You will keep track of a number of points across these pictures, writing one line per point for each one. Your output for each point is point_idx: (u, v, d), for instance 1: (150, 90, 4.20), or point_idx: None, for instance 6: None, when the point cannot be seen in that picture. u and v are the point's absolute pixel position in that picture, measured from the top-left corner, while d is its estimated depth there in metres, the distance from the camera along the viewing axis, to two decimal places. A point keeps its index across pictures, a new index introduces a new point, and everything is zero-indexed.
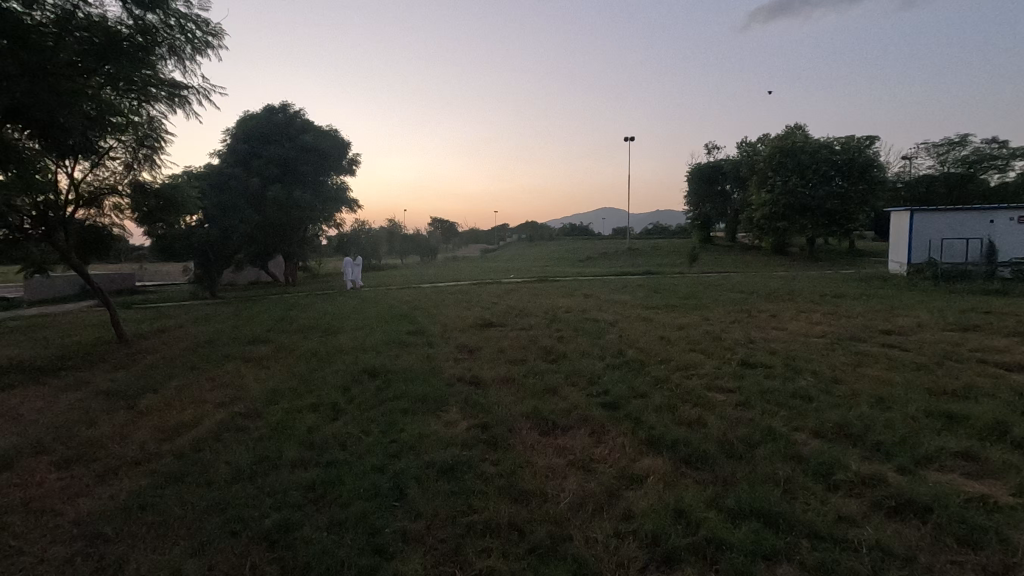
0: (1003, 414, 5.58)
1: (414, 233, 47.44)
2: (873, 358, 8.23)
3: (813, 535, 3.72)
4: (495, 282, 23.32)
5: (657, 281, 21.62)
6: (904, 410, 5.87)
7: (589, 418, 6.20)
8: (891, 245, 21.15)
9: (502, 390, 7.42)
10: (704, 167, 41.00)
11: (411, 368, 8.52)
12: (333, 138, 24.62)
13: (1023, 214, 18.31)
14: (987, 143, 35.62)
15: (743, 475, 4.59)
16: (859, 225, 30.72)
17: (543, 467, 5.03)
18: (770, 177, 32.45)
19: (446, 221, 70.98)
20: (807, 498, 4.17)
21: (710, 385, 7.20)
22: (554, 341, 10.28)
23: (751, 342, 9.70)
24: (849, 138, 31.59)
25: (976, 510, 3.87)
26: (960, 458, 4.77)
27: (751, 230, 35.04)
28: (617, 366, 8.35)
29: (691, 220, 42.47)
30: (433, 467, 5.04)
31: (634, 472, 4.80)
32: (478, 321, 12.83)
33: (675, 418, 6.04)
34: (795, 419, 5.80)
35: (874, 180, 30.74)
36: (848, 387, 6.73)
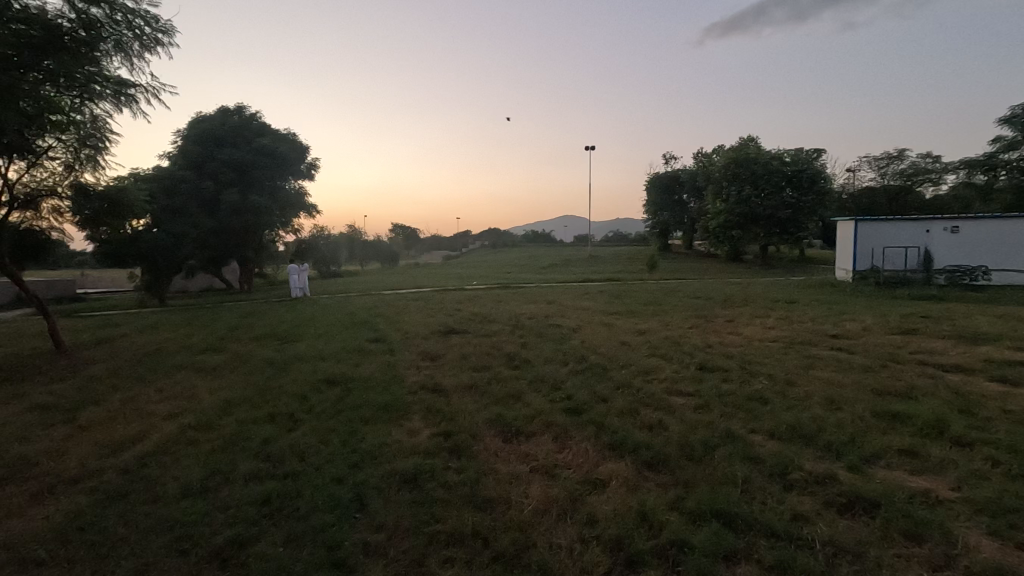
0: (942, 413, 5.89)
1: (375, 240, 46.83)
2: (823, 361, 8.58)
3: (770, 533, 3.81)
4: (459, 289, 23.20)
5: (619, 288, 21.97)
6: (852, 410, 6.14)
7: (553, 424, 6.21)
8: (838, 253, 22.18)
9: (465, 397, 7.36)
10: (662, 176, 42.18)
11: (373, 376, 8.35)
12: (292, 142, 24.31)
13: (955, 224, 19.45)
14: (923, 157, 38.52)
15: (702, 476, 4.68)
16: (809, 233, 32.00)
17: (506, 474, 5.00)
18: (726, 187, 33.56)
19: (408, 229, 70.50)
20: (764, 498, 4.27)
21: (671, 389, 7.34)
22: (518, 348, 10.27)
23: (709, 347, 9.95)
24: (798, 150, 33.04)
25: (919, 505, 4.05)
26: (904, 455, 4.99)
27: (707, 238, 36.05)
28: (580, 372, 8.42)
29: (650, 228, 43.44)
30: (394, 476, 4.94)
31: (597, 476, 4.84)
32: (441, 328, 12.72)
33: (637, 422, 6.12)
34: (751, 421, 5.98)
35: (821, 191, 32.22)
36: (800, 390, 6.98)
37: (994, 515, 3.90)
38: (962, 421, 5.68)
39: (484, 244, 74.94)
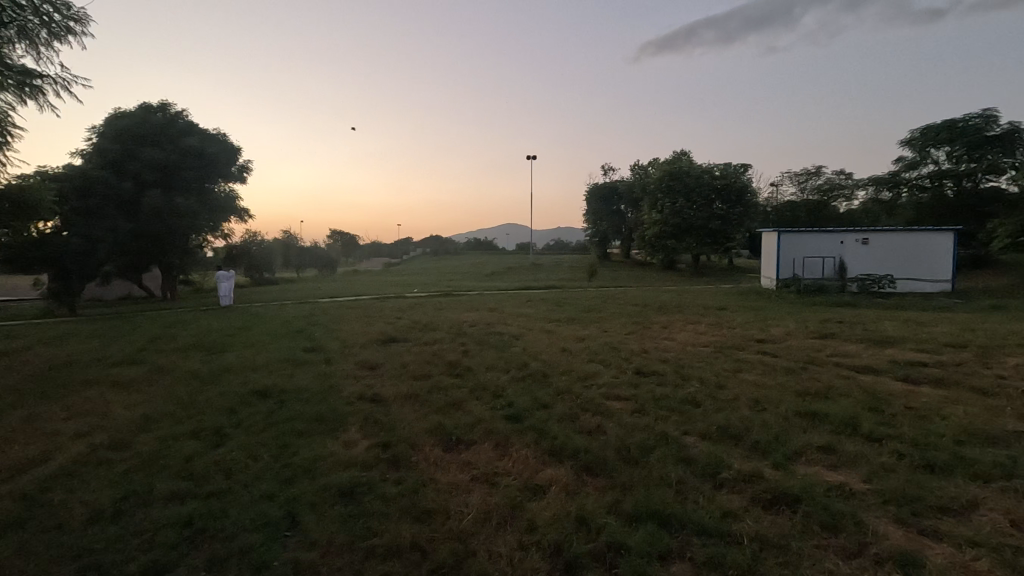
0: (855, 411, 6.33)
1: (312, 246, 45.37)
2: (750, 364, 9.05)
3: (701, 531, 3.94)
4: (400, 297, 22.81)
5: (560, 295, 22.34)
6: (776, 411, 6.49)
7: (494, 432, 6.18)
8: (763, 262, 23.52)
9: (405, 406, 7.22)
10: (601, 188, 43.43)
11: (307, 387, 8.03)
12: (222, 143, 23.37)
13: (865, 236, 21.08)
14: (838, 174, 42.36)
15: (637, 479, 4.80)
16: (737, 244, 33.79)
17: (446, 484, 4.94)
18: (660, 199, 34.96)
19: (346, 235, 68.90)
20: (696, 497, 4.43)
21: (609, 393, 7.51)
22: (459, 356, 10.21)
23: (646, 352, 10.27)
24: (727, 165, 34.94)
25: (835, 498, 4.32)
26: (822, 451, 5.33)
27: (643, 247, 37.30)
28: (521, 379, 8.45)
29: (590, 237, 44.49)
30: (329, 490, 4.76)
31: (537, 483, 4.86)
32: (380, 336, 12.44)
33: (576, 427, 6.22)
34: (684, 423, 6.20)
35: (748, 204, 34.13)
36: (730, 392, 7.31)
37: (899, 503, 4.23)
38: (871, 418, 6.13)
39: (426, 251, 74.14)
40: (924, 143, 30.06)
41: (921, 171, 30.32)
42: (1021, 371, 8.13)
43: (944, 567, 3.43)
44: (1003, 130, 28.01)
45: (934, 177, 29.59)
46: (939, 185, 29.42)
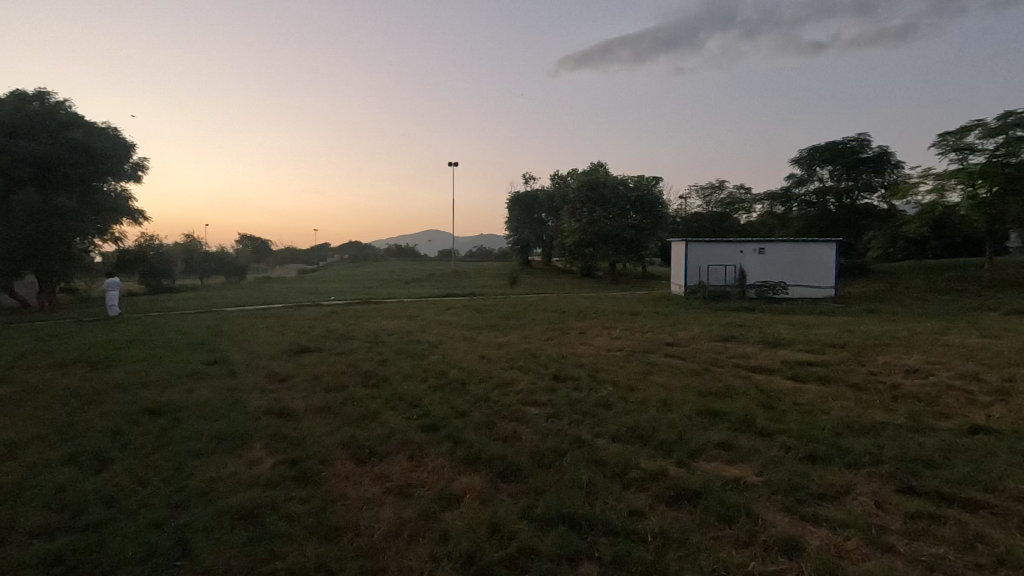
0: (749, 408, 6.83)
1: (218, 251, 42.46)
2: (659, 366, 9.52)
3: (609, 530, 4.08)
4: (315, 305, 21.87)
5: (481, 302, 22.34)
6: (681, 411, 6.86)
7: (409, 442, 6.06)
8: (673, 270, 24.85)
9: (316, 420, 6.91)
10: (523, 196, 44.13)
11: (207, 403, 7.46)
12: (113, 139, 21.40)
13: (762, 246, 22.84)
14: (738, 189, 45.76)
15: (551, 483, 4.89)
16: (650, 252, 35.44)
17: (356, 498, 4.77)
18: (579, 208, 36.10)
19: (257, 240, 65.25)
20: (606, 498, 4.58)
21: (526, 399, 7.60)
22: (376, 365, 9.94)
23: (563, 358, 10.51)
24: (640, 177, 36.71)
25: (730, 491, 4.63)
26: (720, 447, 5.69)
27: (563, 254, 38.22)
28: (439, 387, 8.37)
29: (512, 244, 45.02)
30: (228, 513, 4.45)
31: (452, 492, 4.82)
32: (291, 347, 11.86)
33: (493, 434, 6.24)
34: (596, 426, 6.40)
35: (660, 215, 35.99)
36: (640, 394, 7.64)
37: (785, 493, 4.59)
38: (764, 414, 6.64)
39: (344, 258, 71.68)
40: (810, 162, 32.72)
41: (808, 188, 32.86)
42: (889, 367, 9.14)
43: (822, 548, 3.76)
44: (874, 153, 31.20)
45: (820, 194, 32.39)
46: (824, 201, 32.25)
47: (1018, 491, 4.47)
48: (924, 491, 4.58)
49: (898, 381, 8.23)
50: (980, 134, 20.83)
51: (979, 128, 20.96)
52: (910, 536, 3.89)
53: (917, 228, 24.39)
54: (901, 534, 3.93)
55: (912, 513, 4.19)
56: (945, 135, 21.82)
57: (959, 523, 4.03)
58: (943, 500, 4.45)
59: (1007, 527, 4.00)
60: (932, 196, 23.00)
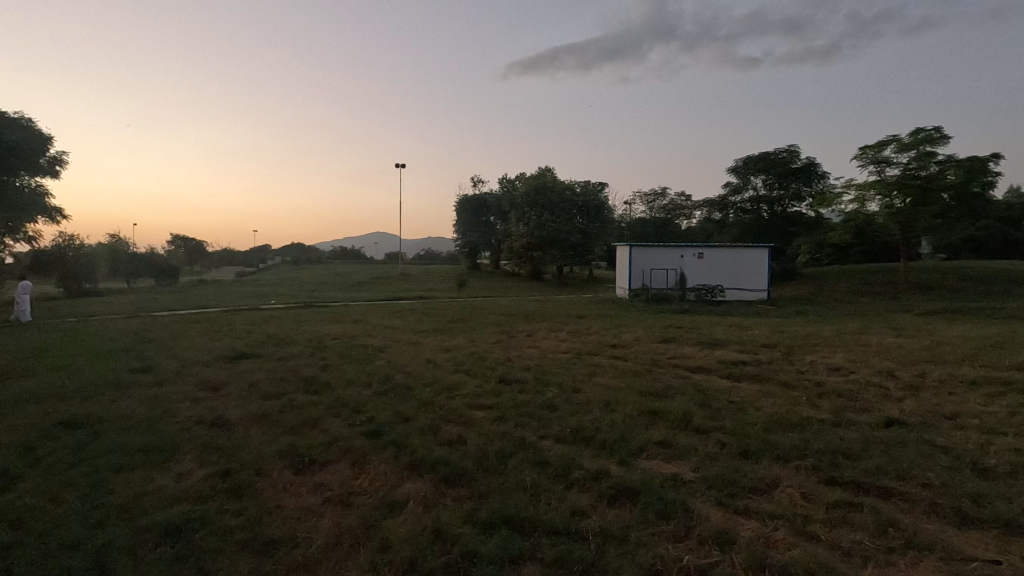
0: (687, 407, 7.08)
1: (146, 252, 40.00)
2: (603, 368, 9.73)
3: (551, 531, 4.11)
4: (253, 309, 21.00)
5: (428, 306, 22.12)
6: (623, 411, 7.02)
7: (350, 449, 5.91)
8: (617, 273, 25.45)
9: (252, 429, 6.63)
10: (471, 200, 44.05)
11: (131, 414, 7.00)
12: (27, 131, 19.87)
13: (701, 251, 23.79)
14: (679, 196, 47.55)
15: (495, 486, 4.89)
16: (596, 257, 36.11)
17: (294, 509, 4.61)
18: (527, 212, 36.45)
19: (190, 240, 61.97)
20: (549, 499, 4.62)
21: (472, 403, 7.58)
22: (317, 371, 9.64)
23: (509, 361, 10.55)
24: (587, 183, 37.50)
25: (668, 488, 4.78)
26: (660, 446, 5.87)
27: (511, 258, 38.37)
28: (383, 392, 8.21)
29: (460, 247, 44.85)
30: (153, 531, 4.20)
31: (395, 498, 4.74)
32: (227, 353, 11.33)
33: (437, 439, 6.18)
34: (541, 428, 6.46)
35: (605, 220, 36.83)
36: (584, 395, 7.78)
37: (720, 488, 4.78)
38: (701, 412, 6.90)
39: (285, 260, 69.20)
40: (745, 171, 34.09)
41: (743, 196, 34.42)
42: (814, 366, 9.71)
43: (751, 539, 3.94)
44: (802, 163, 33.07)
45: (754, 202, 34.02)
46: (757, 208, 33.98)
47: (925, 478, 4.84)
48: (844, 482, 4.88)
49: (822, 378, 8.76)
50: (895, 148, 22.50)
51: (894, 143, 22.63)
52: (832, 525, 4.14)
53: (841, 235, 26.04)
54: (824, 523, 4.17)
55: (833, 503, 4.47)
56: (864, 148, 23.39)
57: (874, 510, 4.32)
58: (861, 490, 4.76)
59: (915, 512, 4.33)
60: (854, 205, 24.64)
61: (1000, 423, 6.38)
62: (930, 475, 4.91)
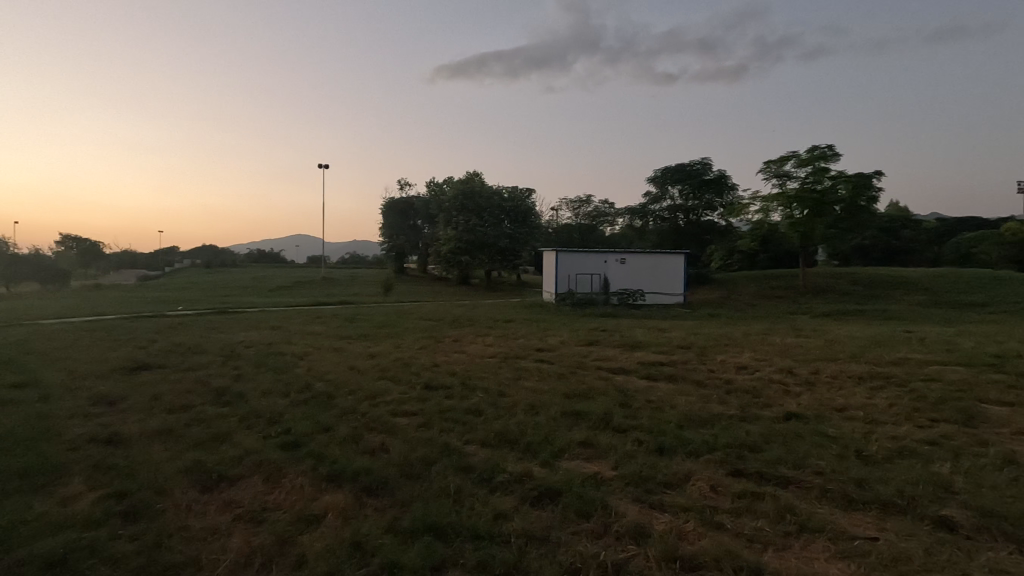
0: (608, 407, 7.32)
1: (31, 253, 36.00)
2: (528, 371, 9.85)
3: (474, 536, 4.11)
4: (158, 316, 19.46)
5: (353, 311, 21.46)
6: (547, 413, 7.15)
7: (264, 462, 5.61)
8: (544, 278, 25.89)
9: (155, 445, 6.14)
10: (398, 203, 43.27)
11: (6, 435, 6.26)
12: None
13: (622, 257, 24.74)
14: (603, 203, 49.21)
15: (418, 493, 4.81)
16: (524, 261, 36.53)
17: (200, 529, 4.32)
18: (455, 216, 36.38)
19: (84, 242, 56.46)
20: (472, 504, 4.61)
21: (396, 410, 7.42)
22: (230, 381, 9.09)
23: (435, 366, 10.46)
24: (514, 189, 38.03)
25: (589, 486, 4.91)
26: (582, 446, 6.02)
27: (439, 262, 38.03)
28: (302, 401, 7.87)
29: (386, 251, 43.90)
30: (30, 563, 3.77)
31: (312, 512, 4.55)
32: (126, 364, 10.41)
33: (359, 448, 6.01)
34: (466, 433, 6.44)
35: (532, 225, 37.42)
36: (509, 399, 7.84)
37: (636, 484, 4.98)
38: (620, 412, 7.15)
39: (195, 263, 64.69)
40: (664, 181, 35.84)
41: (662, 205, 36.15)
42: (725, 365, 10.35)
43: (664, 532, 4.13)
44: (714, 175, 35.20)
45: (671, 210, 35.77)
46: (674, 217, 35.79)
47: (818, 466, 5.28)
48: (748, 473, 5.23)
49: (731, 376, 9.35)
50: (795, 163, 24.45)
51: (793, 159, 24.58)
52: (737, 514, 4.43)
53: (749, 242, 27.95)
54: (730, 512, 4.45)
55: (738, 493, 4.78)
56: (768, 162, 25.21)
57: (774, 498, 4.66)
58: (763, 479, 5.12)
59: (809, 497, 4.72)
60: (760, 215, 26.50)
61: (881, 413, 7.10)
62: (821, 463, 5.37)
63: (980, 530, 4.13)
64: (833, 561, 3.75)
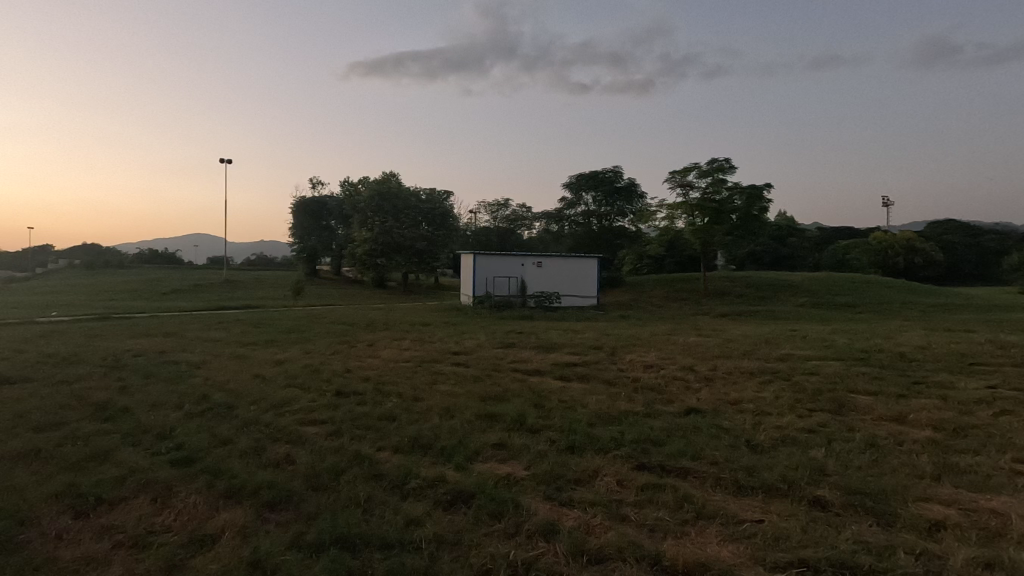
0: (522, 408, 7.44)
1: None
2: (444, 375, 9.79)
3: (384, 545, 4.02)
4: (28, 323, 17.30)
5: (259, 315, 20.24)
6: (462, 416, 7.15)
7: (152, 481, 5.16)
8: (462, 281, 25.82)
9: (17, 469, 5.45)
10: (309, 202, 41.43)
11: None
12: None
13: (538, 260, 25.23)
14: (520, 207, 49.99)
15: (325, 505, 4.63)
16: (442, 264, 36.17)
17: (73, 559, 3.89)
18: (370, 217, 35.43)
19: None
20: (382, 512, 4.51)
21: (304, 419, 7.10)
22: (114, 394, 8.26)
23: (347, 371, 10.12)
24: (432, 191, 37.67)
25: (501, 487, 4.96)
26: (496, 447, 6.08)
27: (353, 265, 36.78)
28: (198, 414, 7.31)
29: (297, 253, 41.83)
30: None
31: (208, 531, 4.25)
32: None
33: (261, 460, 5.68)
34: (378, 440, 6.29)
35: (450, 227, 37.20)
36: (424, 403, 7.74)
37: (548, 483, 5.10)
38: (534, 413, 7.29)
39: (74, 263, 58.14)
40: (578, 188, 37.06)
41: (576, 210, 37.30)
42: (633, 364, 10.85)
43: (573, 528, 4.25)
44: (625, 183, 36.85)
45: (585, 216, 36.98)
46: (588, 222, 37.01)
47: (713, 457, 5.68)
48: (651, 466, 5.53)
49: (639, 375, 9.83)
50: (696, 174, 26.16)
51: (695, 170, 26.30)
52: (640, 506, 4.66)
53: (656, 248, 29.50)
54: (634, 504, 4.68)
55: (642, 486, 5.04)
56: (673, 172, 26.78)
57: (673, 489, 4.96)
58: (664, 472, 5.43)
59: (705, 487, 5.07)
60: (666, 222, 28.02)
61: (768, 405, 7.76)
62: (716, 454, 5.78)
63: (848, 507, 4.62)
64: (724, 543, 4.05)
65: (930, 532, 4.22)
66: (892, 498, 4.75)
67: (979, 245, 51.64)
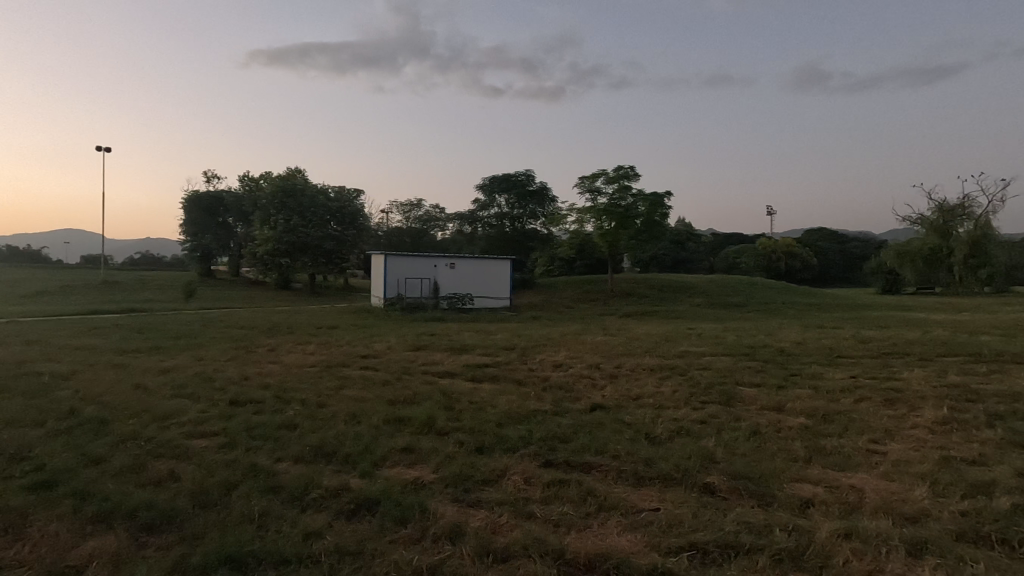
0: (432, 411, 7.35)
1: None
2: (351, 379, 9.44)
3: (280, 562, 3.79)
4: None
5: (143, 320, 18.43)
6: (369, 421, 6.92)
7: (3, 510, 4.52)
8: (372, 283, 25.08)
9: None
10: (203, 197, 38.42)
11: None
12: None
13: (451, 262, 25.08)
14: (433, 208, 49.52)
15: (214, 522, 4.30)
16: (351, 264, 34.90)
17: None
18: (273, 215, 33.52)
19: None
20: (279, 526, 4.26)
21: (193, 432, 6.54)
22: None
23: (244, 379, 9.47)
24: (341, 189, 36.29)
25: (408, 492, 4.87)
26: (403, 452, 5.95)
27: (253, 265, 34.57)
28: (64, 431, 6.50)
29: (188, 251, 38.59)
30: None
31: (72, 563, 3.78)
32: None
33: (141, 478, 5.17)
34: (277, 450, 5.93)
35: (360, 227, 36.03)
36: (328, 410, 7.42)
37: (456, 485, 5.07)
38: (444, 415, 7.22)
39: None
40: (492, 190, 37.37)
41: (490, 212, 37.53)
42: (543, 364, 11.08)
43: (479, 529, 4.26)
44: (537, 186, 37.61)
45: (499, 218, 37.30)
46: (501, 224, 37.34)
47: (615, 450, 5.93)
48: (557, 463, 5.66)
49: (548, 374, 10.06)
50: (604, 180, 27.24)
51: (603, 176, 27.36)
52: (546, 502, 4.76)
53: (566, 250, 30.37)
54: (540, 501, 4.77)
55: (548, 482, 5.15)
56: (583, 178, 27.66)
57: (578, 483, 5.12)
58: (570, 467, 5.59)
59: (607, 479, 5.28)
60: (576, 225, 28.89)
61: (667, 399, 8.23)
62: (618, 447, 6.04)
63: (734, 491, 5.01)
64: (624, 533, 4.24)
65: (802, 509, 4.67)
66: (770, 480, 5.22)
67: (845, 250, 58.17)
